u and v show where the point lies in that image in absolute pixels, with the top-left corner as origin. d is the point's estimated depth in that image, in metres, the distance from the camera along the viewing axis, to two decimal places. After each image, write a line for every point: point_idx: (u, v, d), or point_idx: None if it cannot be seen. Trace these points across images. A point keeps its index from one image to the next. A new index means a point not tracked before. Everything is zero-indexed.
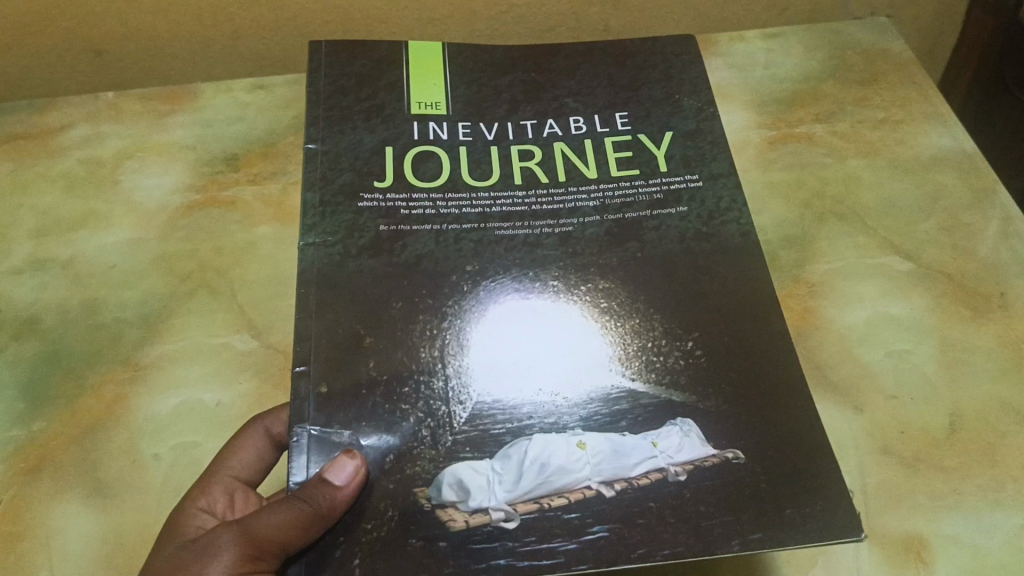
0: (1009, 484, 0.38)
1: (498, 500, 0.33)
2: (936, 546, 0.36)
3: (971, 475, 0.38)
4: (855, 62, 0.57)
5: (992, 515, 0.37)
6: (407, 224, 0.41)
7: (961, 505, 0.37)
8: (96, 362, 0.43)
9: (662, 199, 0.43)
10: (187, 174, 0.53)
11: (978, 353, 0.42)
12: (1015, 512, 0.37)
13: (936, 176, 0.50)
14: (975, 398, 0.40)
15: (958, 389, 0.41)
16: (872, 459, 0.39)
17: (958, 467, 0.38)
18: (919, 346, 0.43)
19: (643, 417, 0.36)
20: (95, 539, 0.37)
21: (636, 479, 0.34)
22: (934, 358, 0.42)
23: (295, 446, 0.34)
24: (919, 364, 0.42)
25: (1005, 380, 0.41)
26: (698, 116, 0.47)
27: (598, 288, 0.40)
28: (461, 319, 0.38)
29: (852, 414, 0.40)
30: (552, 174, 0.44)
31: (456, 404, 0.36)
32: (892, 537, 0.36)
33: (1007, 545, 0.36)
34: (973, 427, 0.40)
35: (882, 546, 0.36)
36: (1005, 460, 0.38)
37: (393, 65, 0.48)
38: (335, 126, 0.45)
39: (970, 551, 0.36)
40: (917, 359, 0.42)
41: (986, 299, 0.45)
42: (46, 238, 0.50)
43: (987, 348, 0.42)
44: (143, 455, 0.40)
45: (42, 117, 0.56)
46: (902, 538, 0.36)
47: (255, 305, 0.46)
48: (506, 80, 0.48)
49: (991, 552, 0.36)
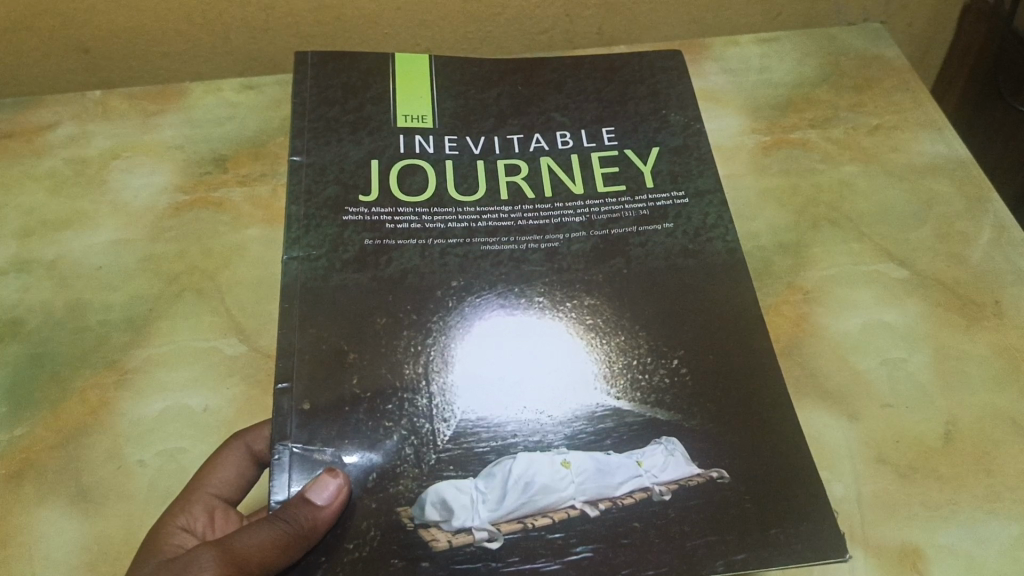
0: (1003, 494, 0.37)
1: (481, 520, 0.33)
2: (930, 557, 0.35)
3: (965, 486, 0.37)
4: (849, 68, 0.57)
5: (987, 526, 0.36)
6: (392, 238, 0.41)
7: (955, 515, 0.36)
8: (81, 366, 0.43)
9: (649, 215, 0.42)
10: (174, 174, 0.52)
11: (972, 363, 0.42)
12: (1010, 522, 0.36)
13: (931, 182, 0.50)
14: (969, 407, 0.40)
15: (951, 399, 0.40)
16: (867, 467, 0.38)
17: (952, 478, 0.38)
18: (913, 354, 0.42)
19: (628, 435, 0.35)
20: (78, 547, 0.37)
21: (621, 499, 0.33)
22: (928, 367, 0.41)
23: (277, 464, 0.34)
24: (914, 373, 0.41)
25: (999, 391, 0.40)
26: (684, 132, 0.46)
27: (584, 303, 0.39)
28: (446, 334, 0.38)
29: (846, 423, 0.39)
30: (538, 188, 0.43)
31: (440, 422, 0.35)
32: (887, 547, 0.36)
33: (1003, 558, 0.35)
34: (967, 437, 0.39)
35: (877, 558, 0.35)
36: (999, 472, 0.38)
37: (379, 76, 0.47)
38: (321, 137, 0.44)
39: (966, 561, 0.35)
40: (911, 368, 0.41)
41: (980, 307, 0.44)
42: (31, 238, 0.49)
43: (981, 357, 0.42)
44: (128, 461, 0.39)
45: (28, 115, 0.55)
46: (897, 549, 0.36)
47: (242, 310, 0.45)
48: (493, 93, 0.47)
49: (986, 561, 0.35)
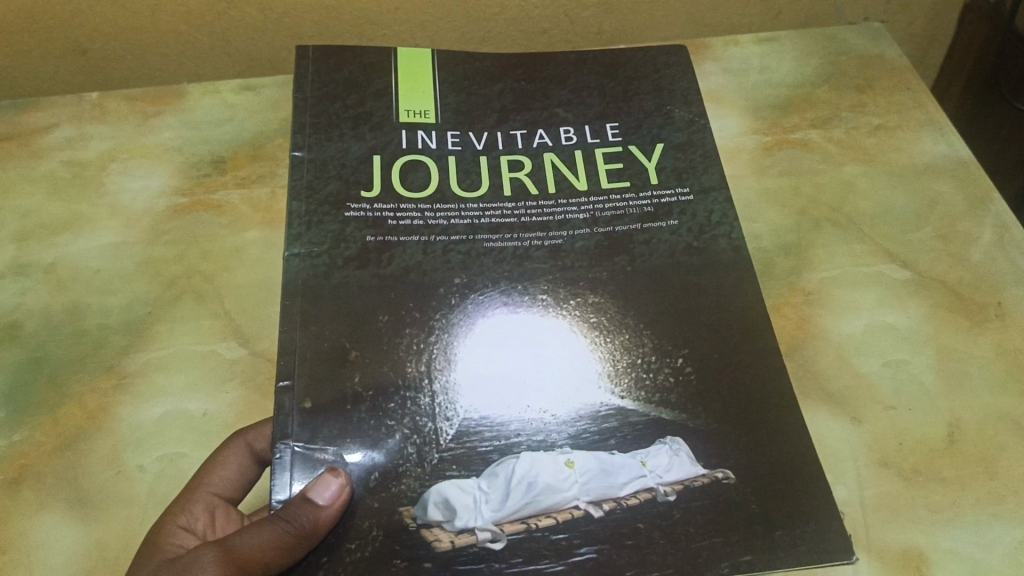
0: (1008, 497, 0.37)
1: (484, 520, 0.33)
2: (934, 561, 0.35)
3: (969, 489, 0.37)
4: (850, 68, 0.57)
5: (991, 529, 0.36)
6: (394, 235, 0.40)
7: (959, 518, 0.36)
8: (79, 369, 0.43)
9: (653, 211, 0.42)
10: (174, 177, 0.52)
11: (975, 364, 0.41)
12: (1015, 525, 0.36)
13: (932, 183, 0.50)
14: (971, 409, 0.40)
15: (955, 401, 0.40)
16: (871, 470, 0.38)
17: (956, 480, 0.37)
18: (916, 356, 0.42)
19: (632, 435, 0.35)
20: (76, 553, 0.36)
21: (625, 499, 0.33)
22: (931, 369, 0.41)
23: (278, 463, 0.34)
24: (917, 374, 0.41)
25: (1002, 392, 0.40)
26: (688, 127, 0.46)
27: (588, 301, 0.39)
28: (449, 332, 0.37)
29: (849, 425, 0.39)
30: (541, 184, 0.43)
31: (442, 421, 0.35)
32: (891, 550, 0.35)
33: (1007, 561, 0.35)
34: (971, 440, 0.39)
35: (881, 561, 0.35)
36: (1003, 474, 0.38)
37: (381, 71, 0.47)
38: (322, 133, 0.44)
39: (971, 564, 0.35)
40: (914, 369, 0.41)
41: (983, 308, 0.44)
42: (29, 241, 0.48)
43: (984, 359, 0.42)
44: (127, 466, 0.39)
45: (25, 116, 0.55)
46: (901, 553, 0.35)
47: (242, 312, 0.45)
48: (495, 89, 0.47)
49: (991, 564, 0.35)
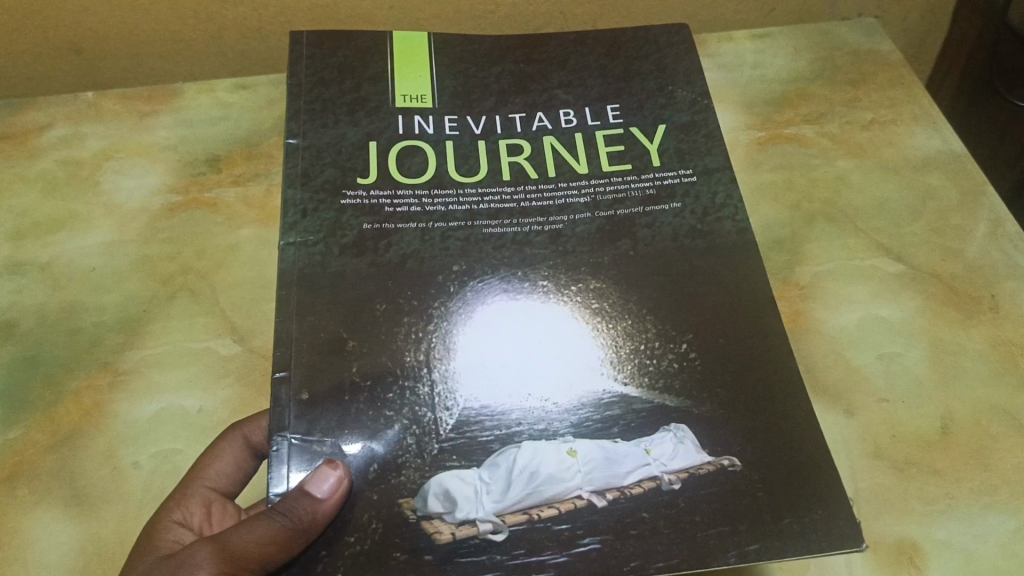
0: (1001, 488, 0.36)
1: (486, 511, 0.32)
2: (926, 551, 0.35)
3: (962, 480, 0.37)
4: (843, 62, 0.56)
5: (985, 520, 0.35)
6: (392, 222, 0.40)
7: (952, 509, 0.36)
8: (74, 368, 0.42)
9: (655, 194, 0.41)
10: (168, 175, 0.51)
11: (968, 356, 0.41)
12: (1008, 516, 0.36)
13: (925, 177, 0.49)
14: (966, 400, 0.39)
15: (949, 392, 0.40)
16: (864, 462, 0.37)
17: (949, 472, 0.37)
18: (909, 349, 0.41)
19: (636, 423, 0.34)
20: (70, 551, 0.35)
21: (629, 488, 0.33)
22: (924, 361, 0.41)
23: (275, 456, 0.33)
24: (910, 367, 0.41)
25: (996, 384, 0.40)
26: (692, 107, 0.45)
27: (589, 287, 0.38)
28: (448, 321, 0.37)
29: (842, 417, 0.39)
30: (541, 168, 0.42)
31: (442, 411, 0.34)
32: (885, 541, 0.35)
33: (1001, 551, 0.35)
34: (965, 431, 0.38)
35: (874, 554, 0.35)
36: (997, 465, 0.37)
37: (377, 56, 0.47)
38: (317, 120, 0.44)
39: (964, 556, 0.35)
40: (907, 362, 0.41)
41: (975, 301, 0.43)
42: (24, 240, 0.48)
43: (977, 352, 0.41)
44: (122, 462, 0.38)
45: (20, 117, 0.55)
46: (894, 543, 0.35)
47: (236, 309, 0.44)
48: (494, 71, 0.47)
49: (983, 556, 0.35)
